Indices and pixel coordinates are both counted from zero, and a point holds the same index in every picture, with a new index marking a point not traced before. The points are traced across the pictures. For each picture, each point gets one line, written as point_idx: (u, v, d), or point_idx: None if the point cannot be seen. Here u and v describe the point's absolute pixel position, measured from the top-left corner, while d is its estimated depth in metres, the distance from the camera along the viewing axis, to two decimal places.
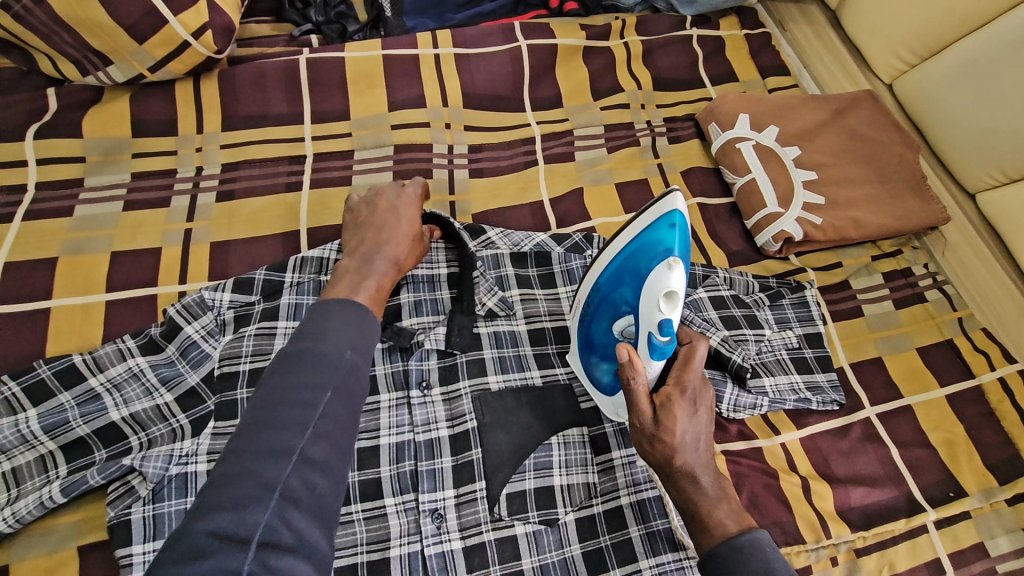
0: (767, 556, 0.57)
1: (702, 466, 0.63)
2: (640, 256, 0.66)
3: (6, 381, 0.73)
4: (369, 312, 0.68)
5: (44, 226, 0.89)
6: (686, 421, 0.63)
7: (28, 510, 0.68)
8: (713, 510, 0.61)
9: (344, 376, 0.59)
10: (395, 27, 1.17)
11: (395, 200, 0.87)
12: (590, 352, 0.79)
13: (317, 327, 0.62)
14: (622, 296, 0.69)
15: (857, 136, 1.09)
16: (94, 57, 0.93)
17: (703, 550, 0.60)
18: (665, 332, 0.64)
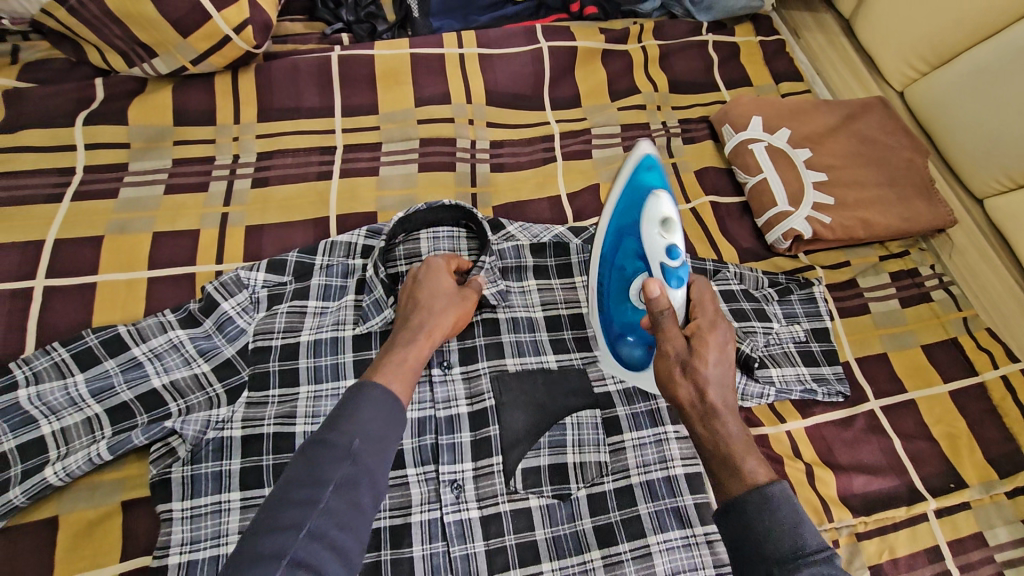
0: (795, 506, 0.54)
1: (732, 402, 0.62)
2: (631, 205, 0.76)
3: (57, 348, 0.78)
4: (397, 396, 0.65)
5: (92, 207, 0.95)
6: (718, 351, 0.64)
7: (78, 465, 0.73)
8: (742, 460, 0.58)
9: (351, 469, 0.57)
10: (422, 27, 1.23)
11: (419, 273, 0.84)
12: (618, 336, 0.81)
13: (332, 415, 0.61)
14: (626, 254, 0.78)
15: (867, 140, 1.13)
16: (141, 50, 0.99)
17: (726, 496, 0.57)
18: (675, 255, 0.71)
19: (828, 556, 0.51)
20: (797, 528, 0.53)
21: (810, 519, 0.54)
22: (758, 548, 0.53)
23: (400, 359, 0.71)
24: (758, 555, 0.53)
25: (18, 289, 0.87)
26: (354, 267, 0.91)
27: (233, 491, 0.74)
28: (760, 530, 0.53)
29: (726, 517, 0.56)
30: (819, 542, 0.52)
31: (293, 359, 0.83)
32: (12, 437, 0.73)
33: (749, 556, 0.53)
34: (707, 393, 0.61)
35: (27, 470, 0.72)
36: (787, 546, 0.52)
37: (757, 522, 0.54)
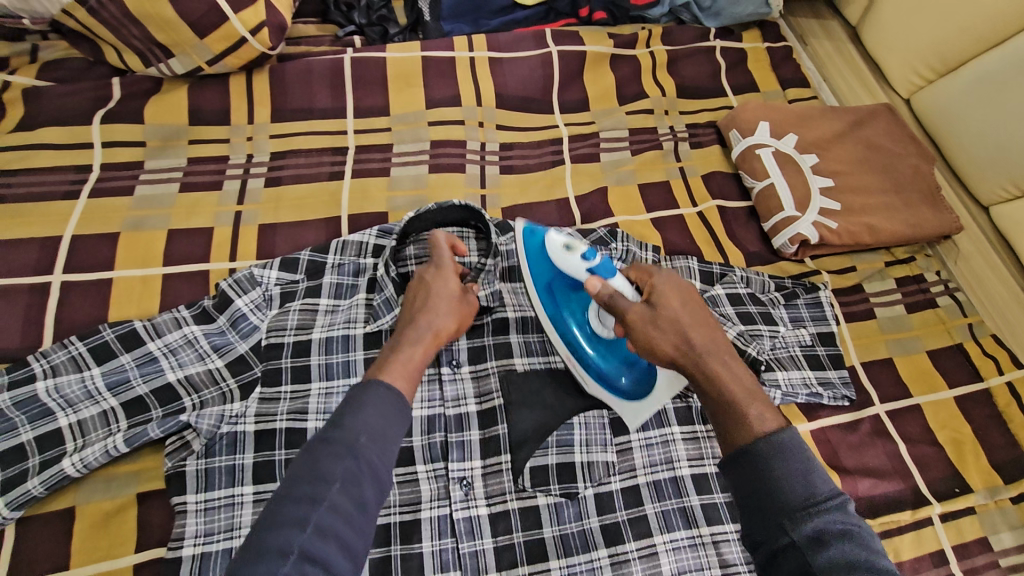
0: (806, 456, 0.57)
1: (715, 345, 0.68)
2: (539, 262, 0.85)
3: (75, 341, 0.80)
4: (402, 394, 0.66)
5: (108, 205, 0.96)
6: (677, 300, 0.71)
7: (94, 457, 0.74)
8: (745, 407, 0.62)
9: (355, 466, 0.58)
10: (433, 30, 1.24)
11: (426, 271, 0.83)
12: (613, 376, 0.82)
13: (337, 412, 0.62)
14: (562, 299, 0.85)
15: (874, 147, 1.14)
16: (158, 50, 1.01)
17: (738, 445, 0.60)
18: (592, 255, 0.77)
19: (836, 504, 0.54)
20: (808, 475, 0.56)
21: (820, 469, 0.57)
22: (771, 494, 0.56)
23: (405, 360, 0.71)
24: (769, 501, 0.56)
25: (36, 284, 0.88)
26: (365, 266, 0.92)
27: (246, 485, 0.75)
28: (773, 477, 0.56)
29: (738, 465, 0.59)
30: (829, 488, 0.55)
31: (305, 356, 0.84)
32: (31, 429, 0.74)
33: (760, 501, 0.56)
34: (692, 337, 0.68)
35: (45, 461, 0.73)
36: (799, 492, 0.55)
37: (770, 470, 0.57)
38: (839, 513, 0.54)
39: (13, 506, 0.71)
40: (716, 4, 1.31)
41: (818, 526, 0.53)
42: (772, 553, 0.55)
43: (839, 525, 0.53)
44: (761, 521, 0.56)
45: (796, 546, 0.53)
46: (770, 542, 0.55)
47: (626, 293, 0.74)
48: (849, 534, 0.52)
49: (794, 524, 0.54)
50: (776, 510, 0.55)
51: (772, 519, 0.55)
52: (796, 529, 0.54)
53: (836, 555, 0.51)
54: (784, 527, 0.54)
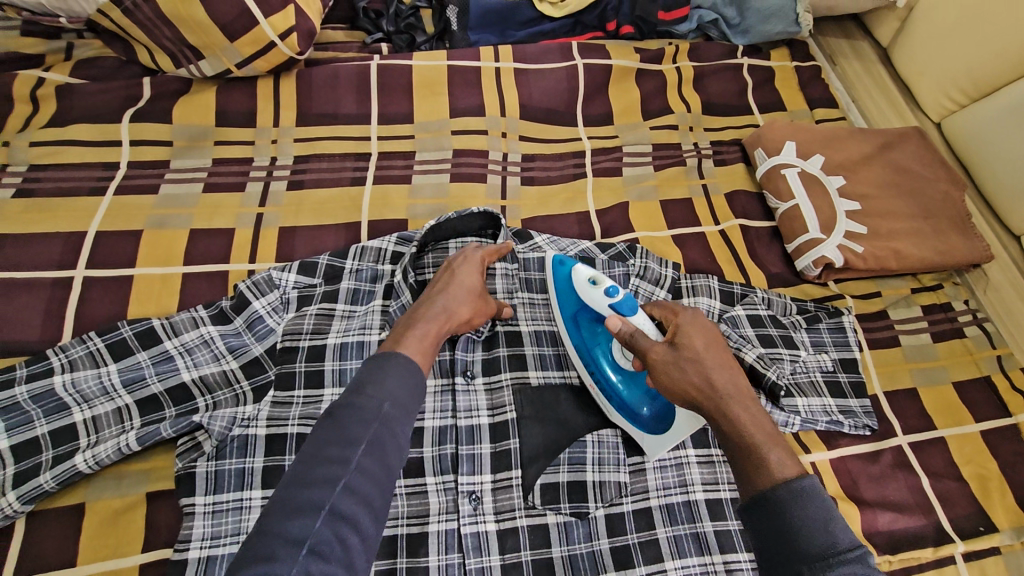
0: (825, 505, 0.57)
1: (736, 385, 0.67)
2: (566, 294, 0.85)
3: (93, 337, 0.80)
4: (418, 366, 0.67)
5: (133, 202, 0.98)
6: (703, 340, 0.70)
7: (107, 454, 0.74)
8: (763, 453, 0.61)
9: (381, 431, 0.59)
10: (460, 40, 1.25)
11: (456, 257, 0.85)
12: (634, 407, 0.79)
13: (360, 381, 0.62)
14: (587, 328, 0.83)
15: (903, 171, 1.11)
16: (189, 52, 1.02)
17: (754, 494, 0.59)
18: (614, 291, 0.77)
19: (858, 555, 0.54)
20: (828, 525, 0.55)
21: (840, 517, 0.56)
22: (791, 545, 0.55)
23: (421, 336, 0.72)
24: (789, 553, 0.55)
25: (59, 278, 0.89)
26: (383, 272, 0.92)
27: (255, 489, 0.75)
28: (792, 527, 0.56)
29: (756, 512, 0.59)
30: (850, 539, 0.55)
31: (319, 361, 0.84)
32: (45, 422, 0.74)
33: (780, 553, 0.56)
34: (715, 379, 0.66)
35: (59, 456, 0.74)
36: (819, 543, 0.54)
37: (788, 521, 0.56)
38: (862, 562, 0.53)
39: (24, 500, 0.72)
40: (744, 22, 1.29)
41: None
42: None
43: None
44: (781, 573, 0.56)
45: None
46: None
47: (646, 331, 0.74)
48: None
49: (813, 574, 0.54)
50: (796, 560, 0.55)
51: (791, 570, 0.55)
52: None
53: None
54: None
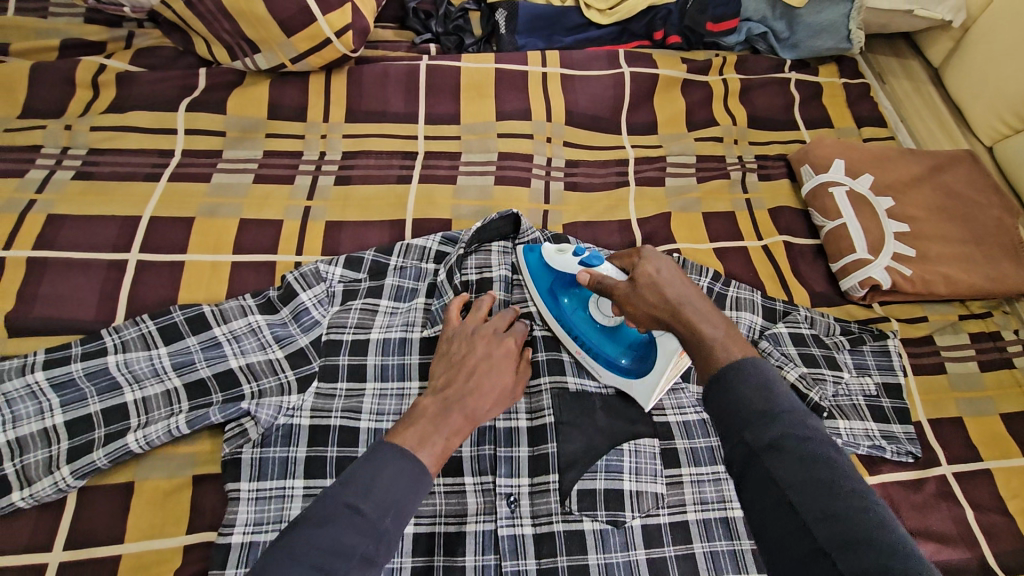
0: (767, 374, 0.59)
1: (691, 292, 0.68)
2: (537, 268, 0.90)
3: (146, 320, 0.82)
4: (429, 471, 0.62)
5: (185, 189, 1.00)
6: (655, 261, 0.72)
7: (157, 435, 0.76)
8: (711, 346, 0.62)
9: (374, 549, 0.55)
10: (508, 43, 1.25)
11: (494, 344, 0.78)
12: (615, 359, 0.84)
13: (365, 479, 0.57)
14: (562, 293, 0.87)
15: (954, 195, 1.09)
16: (246, 45, 1.04)
17: (707, 374, 0.61)
18: (581, 250, 0.83)
19: (798, 415, 0.56)
20: (769, 391, 0.57)
21: (782, 385, 0.58)
22: (737, 410, 0.57)
23: (446, 441, 0.65)
24: (736, 417, 0.57)
25: (114, 261, 0.92)
26: (426, 271, 0.93)
27: (297, 479, 0.76)
28: (736, 396, 0.58)
29: (711, 395, 0.60)
30: (790, 402, 0.56)
31: (362, 355, 0.84)
32: (98, 400, 0.76)
33: (725, 421, 0.57)
34: (667, 292, 0.68)
35: (110, 434, 0.75)
36: (759, 405, 0.56)
37: (733, 391, 0.58)
38: (800, 421, 0.55)
39: (77, 475, 0.73)
40: (794, 36, 1.28)
41: (777, 435, 0.54)
42: (739, 469, 0.55)
43: (798, 431, 0.54)
44: (727, 441, 0.57)
45: (758, 456, 0.54)
46: (737, 458, 0.56)
47: (613, 275, 0.78)
48: (811, 440, 0.54)
49: (754, 435, 0.55)
50: (741, 423, 0.56)
51: (734, 434, 0.56)
52: (757, 440, 0.55)
53: (793, 462, 0.53)
54: (744, 440, 0.55)
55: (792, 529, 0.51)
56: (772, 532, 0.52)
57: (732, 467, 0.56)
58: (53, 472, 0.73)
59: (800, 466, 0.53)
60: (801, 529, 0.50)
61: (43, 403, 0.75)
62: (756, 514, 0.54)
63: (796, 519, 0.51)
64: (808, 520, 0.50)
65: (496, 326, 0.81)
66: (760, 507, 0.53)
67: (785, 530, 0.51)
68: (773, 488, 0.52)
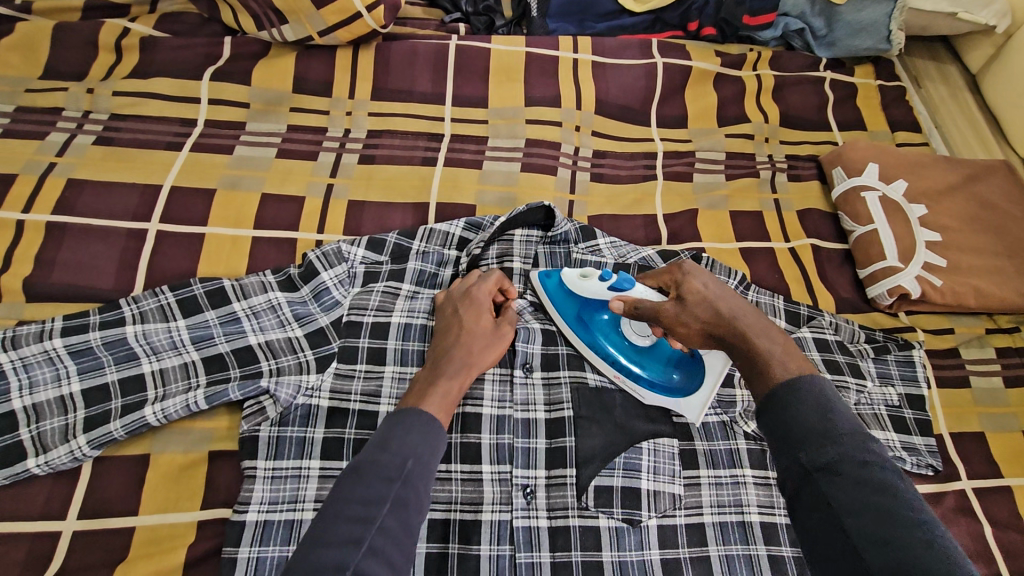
0: (827, 395, 0.58)
1: (742, 307, 0.67)
2: (562, 298, 0.86)
3: (165, 291, 0.81)
4: (439, 419, 0.66)
5: (208, 160, 0.98)
6: (700, 275, 0.71)
7: (175, 409, 0.75)
8: (770, 364, 0.61)
9: (403, 490, 0.57)
10: (539, 27, 1.22)
11: (458, 300, 0.83)
12: (665, 379, 0.81)
13: (382, 435, 0.62)
14: (594, 323, 0.83)
15: (988, 206, 1.06)
16: (273, 15, 1.02)
17: (761, 392, 0.61)
18: (607, 273, 0.81)
19: (857, 437, 0.55)
20: (828, 411, 0.57)
21: (842, 406, 0.58)
22: (792, 429, 0.57)
23: (444, 392, 0.71)
24: (790, 435, 0.57)
25: (133, 230, 0.90)
26: (448, 257, 0.91)
27: (313, 460, 0.75)
28: (795, 414, 0.57)
29: (766, 413, 0.60)
30: (850, 425, 0.56)
31: (382, 338, 0.83)
32: (116, 370, 0.75)
33: (781, 438, 0.57)
34: (720, 306, 0.67)
35: (128, 405, 0.74)
36: (818, 425, 0.56)
37: (788, 409, 0.58)
38: (861, 444, 0.55)
39: (93, 445, 0.73)
40: (831, 34, 1.24)
41: (833, 457, 0.54)
42: (792, 488, 0.56)
43: (856, 455, 0.54)
44: (781, 458, 0.57)
45: (813, 477, 0.54)
46: (791, 476, 0.56)
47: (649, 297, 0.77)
48: (873, 464, 0.53)
49: (809, 455, 0.55)
50: (798, 442, 0.56)
51: (789, 452, 0.56)
52: (813, 461, 0.55)
53: (848, 484, 0.52)
54: (800, 460, 0.55)
55: (843, 552, 0.51)
56: (823, 554, 0.52)
57: (785, 484, 0.56)
58: (69, 440, 0.72)
59: (856, 490, 0.52)
60: (853, 553, 0.50)
61: (60, 369, 0.74)
62: (807, 534, 0.54)
63: (848, 541, 0.51)
64: (861, 546, 0.50)
65: (457, 286, 0.85)
66: (812, 527, 0.53)
67: (834, 551, 0.51)
68: (827, 512, 0.52)
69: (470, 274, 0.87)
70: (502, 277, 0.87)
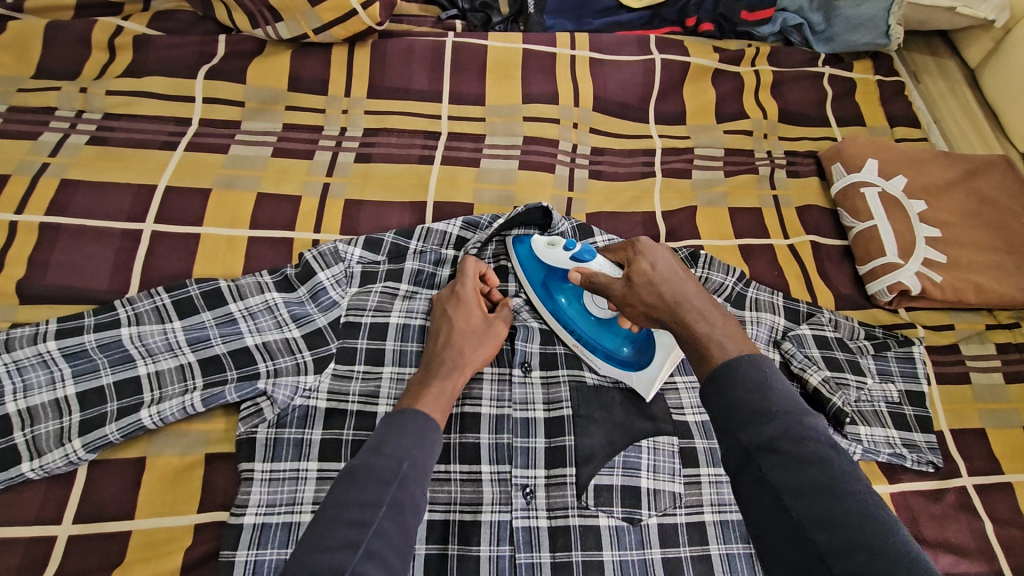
0: (763, 371, 0.57)
1: (686, 288, 0.67)
2: (529, 260, 0.87)
3: (160, 292, 0.80)
4: (435, 421, 0.66)
5: (202, 160, 0.97)
6: (650, 255, 0.72)
7: (172, 412, 0.74)
8: (707, 342, 0.61)
9: (399, 493, 0.57)
10: (536, 23, 1.21)
11: (447, 301, 0.82)
12: (616, 352, 0.82)
13: (378, 438, 0.61)
14: (557, 289, 0.85)
15: (987, 202, 1.06)
16: (268, 13, 1.01)
17: (702, 373, 0.60)
18: (571, 242, 0.79)
19: (794, 414, 0.54)
20: (763, 389, 0.56)
21: (780, 382, 0.57)
22: (731, 408, 0.56)
23: (438, 392, 0.72)
24: (730, 415, 0.56)
25: (128, 231, 0.90)
26: (446, 257, 0.90)
27: (312, 461, 0.75)
28: (733, 394, 0.56)
29: (707, 394, 0.59)
30: (786, 401, 0.55)
31: (381, 339, 0.83)
32: (111, 372, 0.75)
33: (721, 419, 0.56)
34: (663, 290, 0.67)
35: (124, 408, 0.74)
36: (754, 404, 0.55)
37: (729, 390, 0.57)
38: (799, 420, 0.54)
39: (89, 448, 0.72)
40: (830, 29, 1.23)
41: (772, 436, 0.53)
42: (734, 468, 0.55)
43: (795, 431, 0.53)
44: (723, 440, 0.56)
45: (754, 457, 0.53)
46: (733, 457, 0.55)
47: (607, 271, 0.76)
48: (811, 441, 0.53)
49: (749, 435, 0.54)
50: (736, 421, 0.55)
51: (729, 433, 0.55)
52: (752, 441, 0.54)
53: (788, 463, 0.52)
54: (739, 440, 0.54)
55: (789, 533, 0.50)
56: (769, 535, 0.52)
57: (728, 466, 0.56)
58: (65, 444, 0.72)
59: (795, 468, 0.52)
60: (799, 534, 0.50)
61: (55, 372, 0.74)
62: (752, 517, 0.53)
63: (792, 522, 0.50)
64: (806, 526, 0.50)
65: (446, 287, 0.84)
66: (756, 508, 0.53)
67: (781, 532, 0.51)
68: (768, 492, 0.52)
69: (456, 271, 0.86)
70: (484, 266, 0.87)
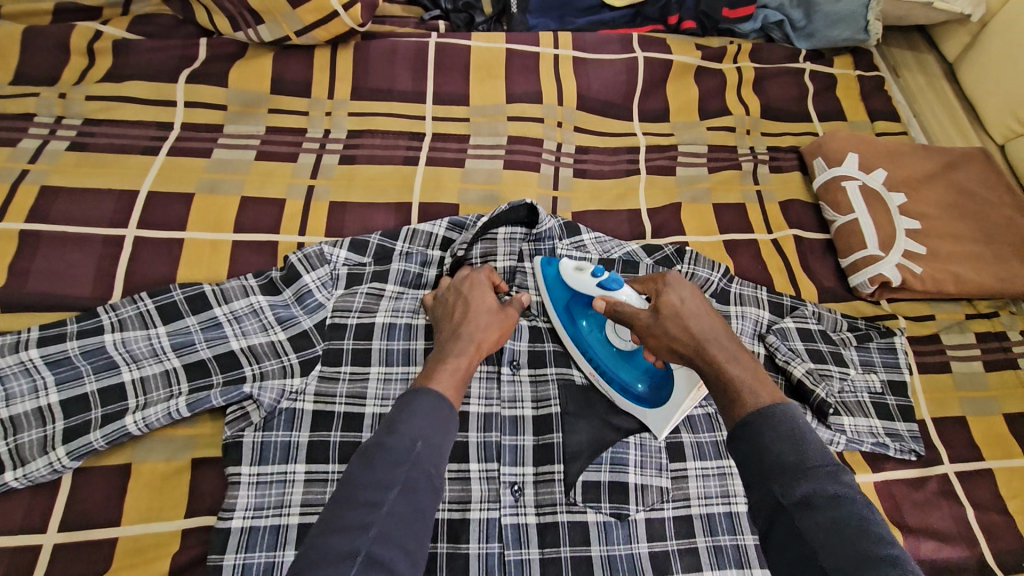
0: (797, 423, 0.59)
1: (713, 328, 0.69)
2: (555, 284, 0.85)
3: (144, 298, 0.80)
4: (449, 399, 0.65)
5: (185, 164, 0.97)
6: (678, 289, 0.73)
7: (157, 418, 0.74)
8: (740, 386, 0.63)
9: (413, 473, 0.57)
10: (519, 23, 1.22)
11: (463, 282, 0.82)
12: (632, 386, 0.80)
13: (389, 419, 0.61)
14: (580, 314, 0.84)
15: (965, 193, 1.07)
16: (249, 16, 1.00)
17: (734, 418, 0.61)
18: (599, 269, 0.79)
19: (828, 470, 0.55)
20: (799, 444, 0.57)
21: (814, 436, 0.58)
22: (765, 461, 0.57)
23: (453, 368, 0.70)
24: (763, 467, 0.57)
25: (110, 236, 0.89)
26: (432, 258, 0.91)
27: (299, 463, 0.75)
28: (768, 445, 0.58)
29: (738, 444, 0.60)
30: (821, 457, 0.56)
31: (368, 339, 0.83)
32: (95, 379, 0.74)
33: (755, 471, 0.57)
34: (691, 325, 0.69)
35: (108, 415, 0.73)
36: (791, 457, 0.56)
37: (763, 439, 0.58)
38: (833, 477, 0.55)
39: (73, 456, 0.72)
40: (810, 25, 1.24)
41: (807, 492, 0.54)
42: (767, 520, 0.56)
43: (829, 488, 0.54)
44: (755, 491, 0.57)
45: (788, 511, 0.54)
46: (764, 508, 0.56)
47: (632, 303, 0.76)
48: (846, 500, 0.54)
49: (783, 489, 0.55)
50: (771, 474, 0.56)
51: (763, 484, 0.56)
52: (786, 495, 0.55)
53: (823, 520, 0.53)
54: (773, 492, 0.55)
55: None
56: None
57: (758, 516, 0.56)
58: (49, 452, 0.71)
59: (829, 527, 0.52)
60: None
61: (37, 380, 0.73)
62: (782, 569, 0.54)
63: None
64: None
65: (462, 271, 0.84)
66: (787, 561, 0.53)
67: None
68: (800, 546, 0.53)
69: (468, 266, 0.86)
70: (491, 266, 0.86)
